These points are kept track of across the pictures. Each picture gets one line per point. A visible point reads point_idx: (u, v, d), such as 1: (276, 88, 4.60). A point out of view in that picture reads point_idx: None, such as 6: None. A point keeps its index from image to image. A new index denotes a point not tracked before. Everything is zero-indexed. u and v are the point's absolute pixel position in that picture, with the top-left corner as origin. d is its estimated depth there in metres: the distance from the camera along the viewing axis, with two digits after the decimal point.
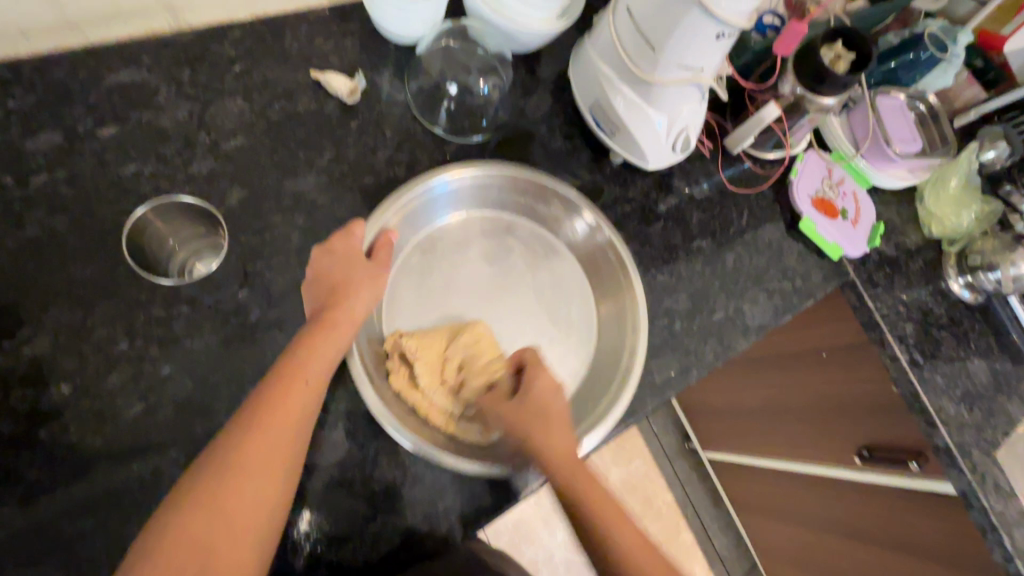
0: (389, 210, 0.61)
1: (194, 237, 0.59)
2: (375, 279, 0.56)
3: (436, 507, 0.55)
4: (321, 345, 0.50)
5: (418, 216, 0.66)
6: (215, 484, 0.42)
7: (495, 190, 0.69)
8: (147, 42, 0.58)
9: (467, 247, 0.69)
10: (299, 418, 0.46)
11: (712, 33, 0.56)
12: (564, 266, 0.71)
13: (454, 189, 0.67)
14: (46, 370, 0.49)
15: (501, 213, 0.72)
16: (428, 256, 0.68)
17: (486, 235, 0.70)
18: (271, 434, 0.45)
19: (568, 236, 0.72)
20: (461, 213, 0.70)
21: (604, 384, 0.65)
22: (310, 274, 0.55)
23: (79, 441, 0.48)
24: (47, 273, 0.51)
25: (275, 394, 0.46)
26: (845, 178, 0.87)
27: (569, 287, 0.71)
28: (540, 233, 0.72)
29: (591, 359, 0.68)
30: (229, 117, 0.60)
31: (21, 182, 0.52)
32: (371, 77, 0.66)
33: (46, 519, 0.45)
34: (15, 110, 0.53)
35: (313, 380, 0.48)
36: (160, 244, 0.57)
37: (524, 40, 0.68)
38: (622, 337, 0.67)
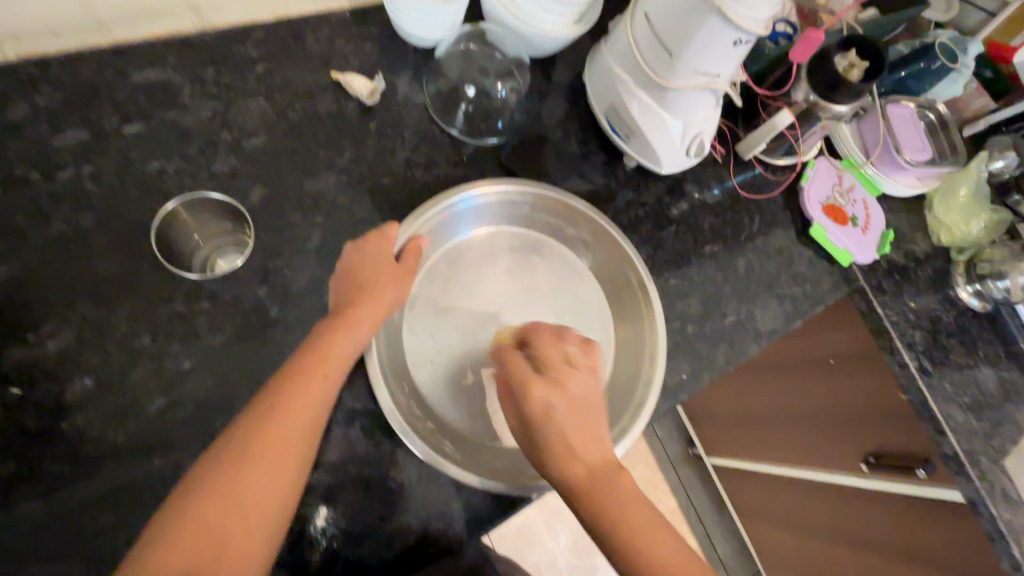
0: (421, 218, 0.62)
1: (218, 232, 0.60)
2: (397, 282, 0.55)
3: (452, 506, 0.55)
4: (338, 341, 0.50)
5: (444, 228, 0.66)
6: (229, 472, 0.42)
7: (526, 207, 0.69)
8: (172, 42, 0.59)
9: (491, 261, 0.69)
10: (314, 413, 0.46)
11: (729, 40, 0.57)
12: (586, 287, 0.71)
13: (481, 205, 0.67)
14: (67, 364, 0.49)
15: (528, 231, 0.71)
16: (454, 267, 0.68)
17: (513, 251, 0.71)
18: (287, 427, 0.44)
19: (592, 258, 0.72)
20: (489, 226, 0.70)
21: (621, 407, 0.65)
22: (337, 269, 0.55)
23: (101, 434, 0.48)
24: (71, 268, 0.51)
25: (290, 389, 0.46)
26: (856, 185, 0.88)
27: (590, 309, 0.70)
28: (566, 253, 0.72)
29: (607, 385, 0.68)
30: (252, 116, 0.60)
31: (47, 178, 0.52)
32: (390, 79, 0.67)
33: (69, 513, 0.46)
34: (42, 107, 0.54)
35: (330, 377, 0.48)
36: (185, 238, 0.58)
37: (541, 43, 0.69)
38: (640, 367, 0.66)
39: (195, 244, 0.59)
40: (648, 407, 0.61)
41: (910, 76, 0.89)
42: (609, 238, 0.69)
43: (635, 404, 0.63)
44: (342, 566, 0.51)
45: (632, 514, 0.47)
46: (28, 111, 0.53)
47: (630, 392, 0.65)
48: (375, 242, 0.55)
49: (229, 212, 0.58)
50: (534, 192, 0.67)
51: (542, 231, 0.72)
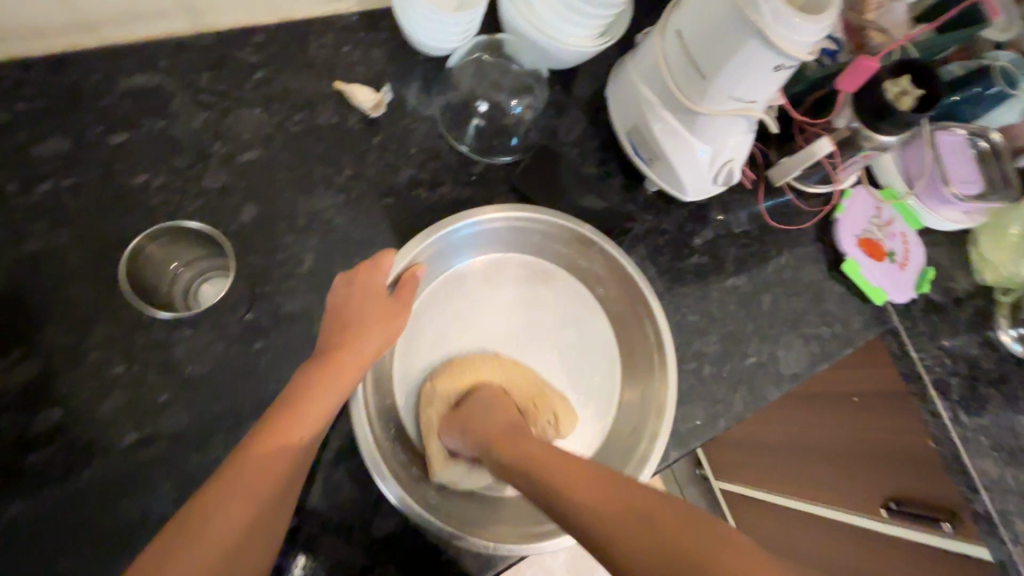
0: (421, 243, 0.57)
1: (198, 260, 0.53)
2: (387, 322, 0.52)
3: (436, 559, 0.51)
4: (322, 388, 0.47)
5: (445, 255, 0.62)
6: (191, 538, 0.39)
7: (536, 235, 0.64)
8: (165, 45, 0.55)
9: (493, 290, 0.65)
10: (286, 470, 0.43)
11: (769, 64, 0.51)
12: (595, 324, 0.66)
13: (485, 230, 0.62)
14: (37, 393, 0.46)
15: (537, 259, 0.67)
16: (454, 294, 0.63)
17: (519, 280, 0.66)
18: (252, 500, 0.41)
19: (604, 292, 0.66)
20: (495, 253, 0.65)
21: (621, 458, 0.60)
22: (329, 302, 0.52)
23: (68, 470, 0.45)
24: (44, 289, 0.48)
25: (265, 444, 0.43)
26: (895, 218, 0.81)
27: (597, 348, 0.65)
28: (575, 285, 0.67)
29: (607, 430, 0.63)
30: (248, 127, 0.56)
31: (26, 190, 0.49)
32: (397, 89, 0.62)
33: (31, 555, 0.43)
34: (25, 113, 0.50)
35: (308, 431, 0.45)
36: (161, 268, 0.52)
37: (563, 58, 0.64)
38: (646, 415, 0.60)
39: (174, 273, 0.53)
40: (650, 465, 0.56)
41: (963, 101, 0.81)
42: (624, 274, 0.63)
43: (636, 460, 0.58)
44: None
45: (572, 470, 0.43)
46: (10, 117, 0.50)
47: (633, 444, 0.60)
48: (366, 274, 0.52)
49: (205, 239, 0.52)
50: (545, 220, 0.62)
51: (552, 260, 0.67)
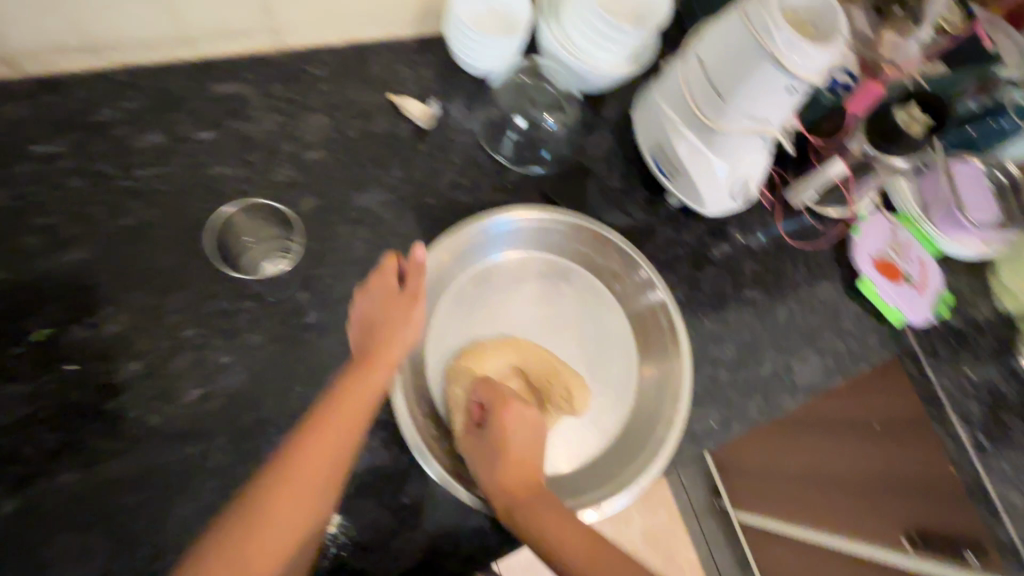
0: (448, 241, 0.63)
1: (267, 239, 0.60)
2: (408, 319, 0.54)
3: (459, 528, 0.55)
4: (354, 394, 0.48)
5: (475, 251, 0.68)
6: (239, 570, 0.39)
7: (557, 234, 0.70)
8: (248, 59, 0.64)
9: (518, 286, 0.70)
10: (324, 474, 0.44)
11: (783, 86, 0.56)
12: (612, 318, 0.70)
13: (510, 230, 0.68)
14: (119, 347, 0.52)
15: (558, 257, 0.72)
16: (481, 289, 0.69)
17: (541, 277, 0.71)
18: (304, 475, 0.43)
19: (620, 288, 0.71)
20: (518, 251, 0.70)
21: (639, 443, 0.64)
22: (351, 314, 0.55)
23: (140, 416, 0.51)
24: (132, 259, 0.55)
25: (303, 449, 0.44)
26: (913, 242, 0.84)
27: (614, 338, 0.69)
28: (593, 282, 0.72)
29: (628, 417, 0.66)
30: (312, 131, 0.64)
31: (126, 173, 0.57)
32: (444, 104, 0.70)
33: (103, 490, 0.48)
34: (130, 110, 0.59)
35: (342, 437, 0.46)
36: (236, 240, 0.59)
37: (593, 81, 0.71)
38: (663, 403, 0.65)
39: (244, 244, 0.59)
40: (668, 448, 0.59)
41: (979, 135, 0.81)
42: (639, 268, 0.68)
43: (654, 444, 0.62)
44: None
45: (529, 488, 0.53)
46: (117, 113, 0.58)
47: (652, 427, 0.63)
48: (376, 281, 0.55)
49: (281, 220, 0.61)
50: (566, 220, 0.68)
51: (571, 259, 0.72)
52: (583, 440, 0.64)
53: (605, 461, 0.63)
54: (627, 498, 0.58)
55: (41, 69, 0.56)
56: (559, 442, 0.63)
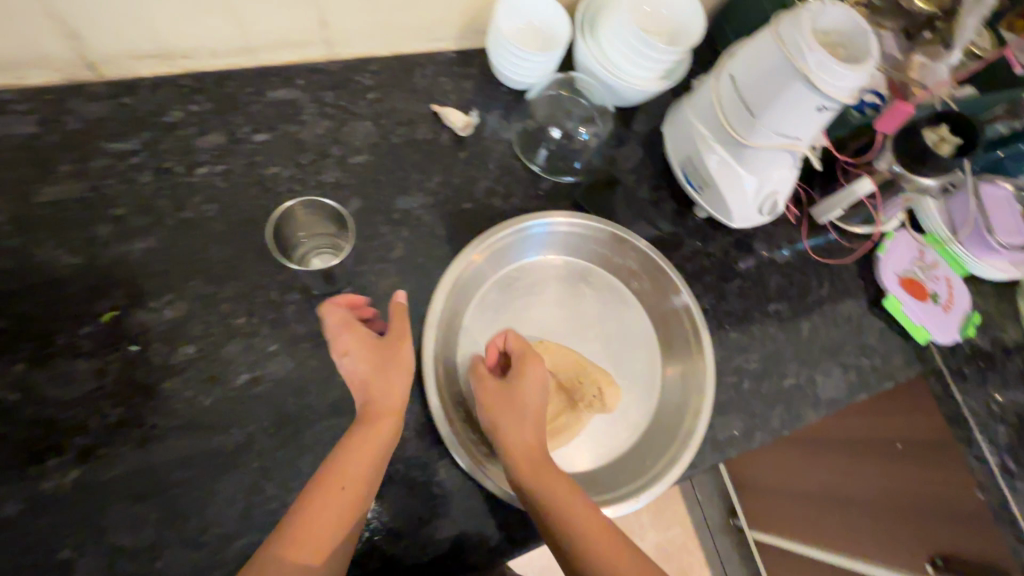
0: (475, 246, 0.65)
1: (320, 233, 0.62)
2: (398, 359, 0.54)
3: (488, 519, 0.57)
4: (356, 452, 0.49)
5: (500, 257, 0.70)
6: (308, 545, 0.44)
7: (581, 239, 0.72)
8: (303, 68, 0.68)
9: (542, 289, 0.72)
10: (335, 528, 0.46)
11: (814, 105, 0.58)
12: (633, 316, 0.73)
13: (536, 235, 0.70)
14: (177, 332, 0.56)
15: (580, 260, 0.74)
16: (504, 292, 0.70)
17: (564, 280, 0.73)
18: (354, 462, 0.48)
19: (638, 285, 0.74)
20: (542, 256, 0.73)
21: (665, 438, 0.66)
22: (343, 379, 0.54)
23: (193, 397, 0.54)
24: (192, 250, 0.59)
25: (313, 507, 0.46)
26: (939, 262, 0.84)
27: (636, 337, 0.72)
28: (615, 283, 0.74)
29: (654, 412, 0.68)
30: (360, 137, 0.68)
31: (189, 171, 0.61)
32: (483, 114, 0.73)
33: (157, 464, 0.51)
34: (195, 112, 0.63)
35: (350, 491, 0.47)
36: (294, 231, 0.60)
37: (626, 95, 0.73)
38: (688, 396, 0.67)
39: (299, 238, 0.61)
40: (695, 439, 0.62)
41: (1008, 158, 0.85)
42: (657, 268, 0.71)
43: (685, 432, 0.64)
44: (379, 560, 0.54)
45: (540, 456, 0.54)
46: (183, 115, 0.63)
47: (678, 422, 0.66)
48: (352, 335, 0.54)
49: (336, 220, 0.60)
50: (586, 224, 0.70)
51: (592, 261, 0.74)
52: (612, 435, 0.65)
53: (634, 455, 0.65)
54: (653, 494, 0.60)
55: (118, 73, 0.61)
56: (586, 438, 0.65)
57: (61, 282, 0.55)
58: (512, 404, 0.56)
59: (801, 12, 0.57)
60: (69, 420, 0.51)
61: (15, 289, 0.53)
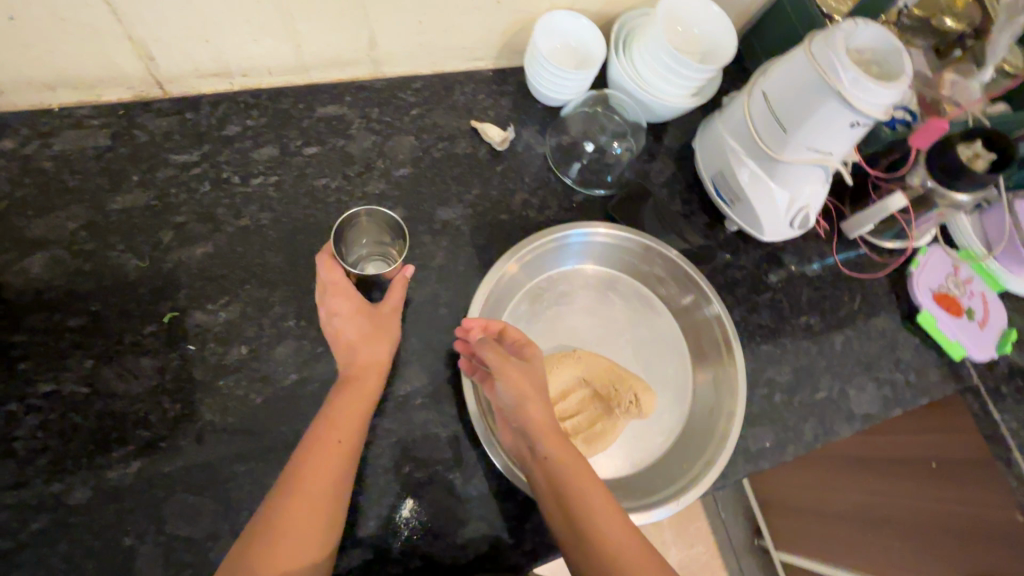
0: (508, 259, 0.67)
1: (384, 248, 0.62)
2: (382, 322, 0.57)
3: (522, 525, 0.58)
4: (349, 409, 0.52)
5: (530, 268, 0.71)
6: (309, 490, 0.47)
7: (608, 250, 0.73)
8: (350, 85, 0.72)
9: (570, 298, 0.73)
10: (338, 470, 0.49)
11: (846, 121, 0.59)
12: (661, 323, 0.74)
13: (564, 246, 0.71)
14: (232, 333, 0.59)
15: (606, 269, 0.75)
16: (533, 300, 0.72)
17: (592, 289, 0.74)
18: (345, 413, 0.51)
19: (665, 292, 0.75)
20: (569, 266, 0.74)
21: (698, 443, 0.67)
22: (325, 331, 0.57)
23: (245, 394, 0.56)
24: (248, 257, 0.62)
25: (312, 455, 0.48)
26: (974, 278, 0.83)
27: (665, 343, 0.73)
28: (642, 291, 0.75)
29: (687, 415, 0.69)
30: (403, 150, 0.71)
31: (245, 181, 0.65)
32: (519, 129, 0.76)
33: (211, 458, 0.54)
34: (251, 127, 0.67)
35: (346, 432, 0.50)
36: (369, 235, 0.62)
37: (659, 111, 0.76)
38: (721, 399, 0.68)
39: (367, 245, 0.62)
40: (730, 444, 0.62)
41: None
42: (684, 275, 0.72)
43: (717, 437, 0.65)
44: (418, 559, 0.55)
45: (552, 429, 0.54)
46: (241, 129, 0.67)
47: (711, 427, 0.66)
48: (343, 300, 0.56)
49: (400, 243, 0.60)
50: (611, 235, 0.71)
51: (618, 269, 0.75)
52: (647, 439, 0.67)
53: (669, 461, 0.66)
54: (699, 492, 0.60)
55: (182, 90, 0.65)
56: (622, 444, 0.66)
57: (128, 284, 0.58)
58: (530, 377, 0.56)
59: (835, 31, 0.58)
60: (133, 414, 0.54)
61: (86, 290, 0.57)
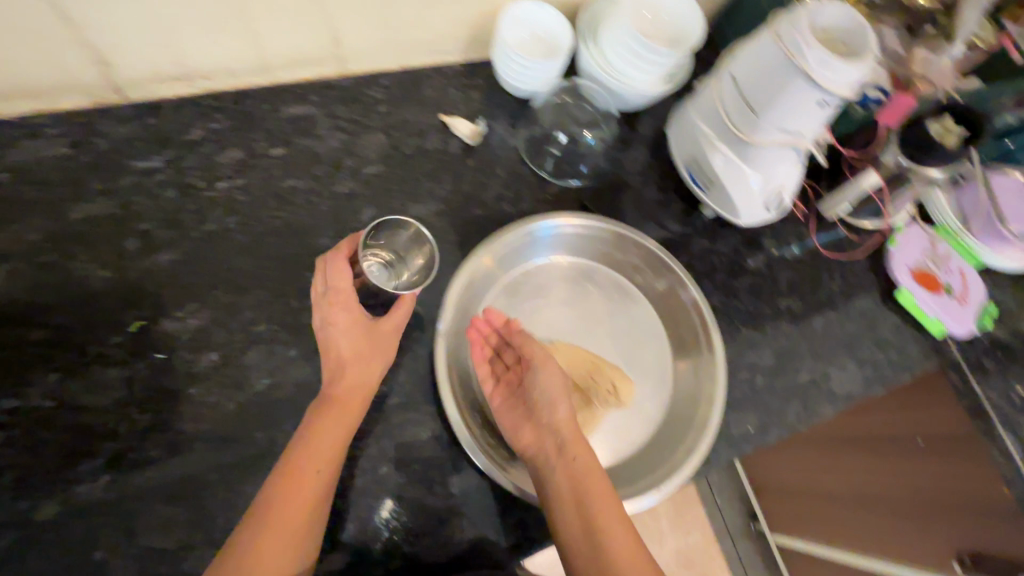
0: (481, 252, 0.66)
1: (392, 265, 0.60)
2: (374, 339, 0.55)
3: (503, 522, 0.58)
4: (327, 434, 0.51)
5: (505, 261, 0.70)
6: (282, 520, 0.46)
7: (583, 241, 0.73)
8: (316, 84, 0.71)
9: (547, 291, 0.72)
10: (313, 498, 0.48)
11: (814, 100, 0.59)
12: (639, 312, 0.74)
13: (537, 238, 0.71)
14: (202, 340, 0.58)
15: (582, 259, 0.75)
16: (509, 294, 0.71)
17: (569, 280, 0.74)
18: (324, 437, 0.50)
19: (643, 281, 0.75)
20: (545, 259, 0.74)
21: (679, 430, 0.66)
22: (319, 338, 0.55)
23: (218, 401, 0.56)
24: (216, 262, 0.61)
25: (288, 484, 0.48)
26: (952, 254, 0.83)
27: (644, 332, 0.73)
28: (619, 280, 0.75)
29: (667, 403, 0.69)
30: (372, 148, 0.70)
31: (211, 186, 0.64)
32: (490, 122, 0.75)
33: (184, 467, 0.53)
34: (216, 130, 0.66)
35: (324, 459, 0.50)
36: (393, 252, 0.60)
37: (630, 99, 0.75)
38: (700, 386, 0.68)
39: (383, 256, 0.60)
40: (710, 433, 0.63)
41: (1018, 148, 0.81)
42: (661, 262, 0.72)
43: (697, 425, 0.65)
44: (400, 559, 0.55)
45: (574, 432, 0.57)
46: (205, 133, 0.66)
47: (691, 413, 0.66)
48: (343, 313, 0.54)
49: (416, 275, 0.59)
50: (585, 225, 0.71)
51: (595, 260, 0.75)
52: (628, 429, 0.67)
53: (651, 450, 0.66)
54: (680, 479, 0.60)
55: (142, 95, 0.64)
56: (604, 435, 0.66)
57: (93, 294, 0.57)
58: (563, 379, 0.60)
59: (799, 10, 0.58)
60: (103, 426, 0.53)
61: (50, 302, 0.56)
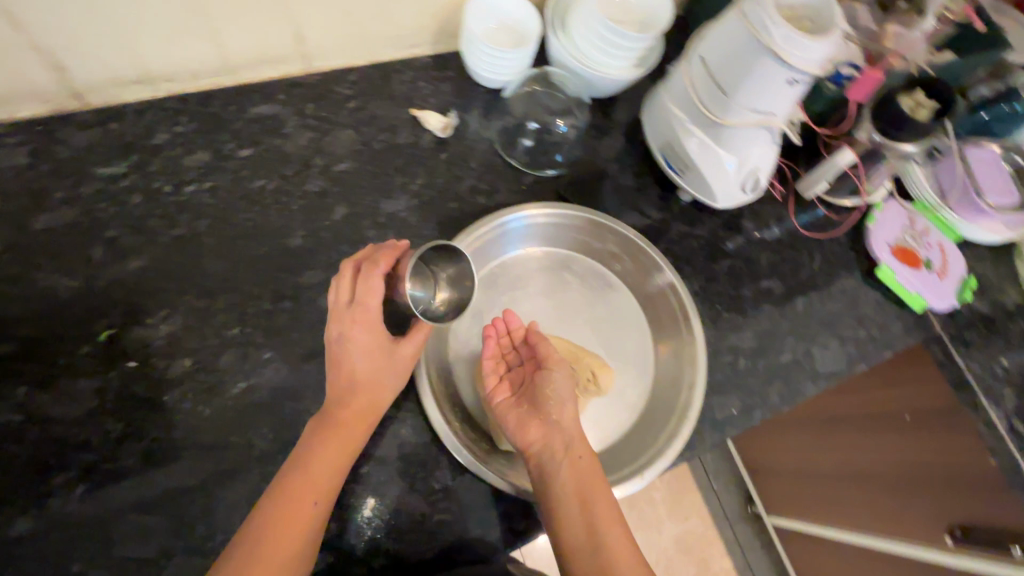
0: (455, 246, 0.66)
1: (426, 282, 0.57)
2: (386, 363, 0.53)
3: (486, 515, 0.57)
4: (325, 463, 0.50)
5: (481, 255, 0.70)
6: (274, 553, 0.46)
7: (559, 231, 0.73)
8: (281, 83, 0.69)
9: (525, 282, 0.72)
10: (308, 527, 0.48)
11: (784, 78, 0.58)
12: (619, 300, 0.73)
13: (511, 230, 0.70)
14: (175, 347, 0.57)
15: (559, 250, 0.74)
16: (487, 286, 0.71)
17: (546, 271, 0.73)
18: (322, 466, 0.50)
19: (621, 268, 0.74)
20: (520, 251, 0.73)
21: (661, 416, 0.66)
22: (330, 347, 0.53)
23: (193, 406, 0.55)
24: (186, 267, 0.60)
25: (285, 516, 0.47)
26: (930, 229, 0.83)
27: (624, 319, 0.72)
28: (598, 269, 0.75)
29: (649, 390, 0.69)
30: (342, 145, 0.69)
31: (178, 190, 0.63)
32: (462, 114, 0.74)
33: (160, 475, 0.52)
34: (182, 133, 0.65)
35: (321, 488, 0.49)
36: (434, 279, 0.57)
37: (602, 86, 0.74)
38: (681, 372, 0.67)
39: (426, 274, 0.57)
40: (690, 418, 0.62)
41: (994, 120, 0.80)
42: (638, 248, 0.71)
43: (678, 410, 0.64)
44: (384, 558, 0.54)
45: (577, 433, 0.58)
46: (170, 136, 0.65)
47: (673, 398, 0.66)
48: (366, 334, 0.52)
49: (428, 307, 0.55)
50: (560, 215, 0.71)
51: (571, 250, 0.74)
52: (610, 417, 0.67)
53: (634, 436, 0.66)
54: (661, 464, 0.60)
55: (103, 100, 0.62)
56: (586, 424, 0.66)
57: (61, 305, 0.56)
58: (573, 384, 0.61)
59: None
60: (76, 438, 0.52)
61: (16, 315, 0.55)
